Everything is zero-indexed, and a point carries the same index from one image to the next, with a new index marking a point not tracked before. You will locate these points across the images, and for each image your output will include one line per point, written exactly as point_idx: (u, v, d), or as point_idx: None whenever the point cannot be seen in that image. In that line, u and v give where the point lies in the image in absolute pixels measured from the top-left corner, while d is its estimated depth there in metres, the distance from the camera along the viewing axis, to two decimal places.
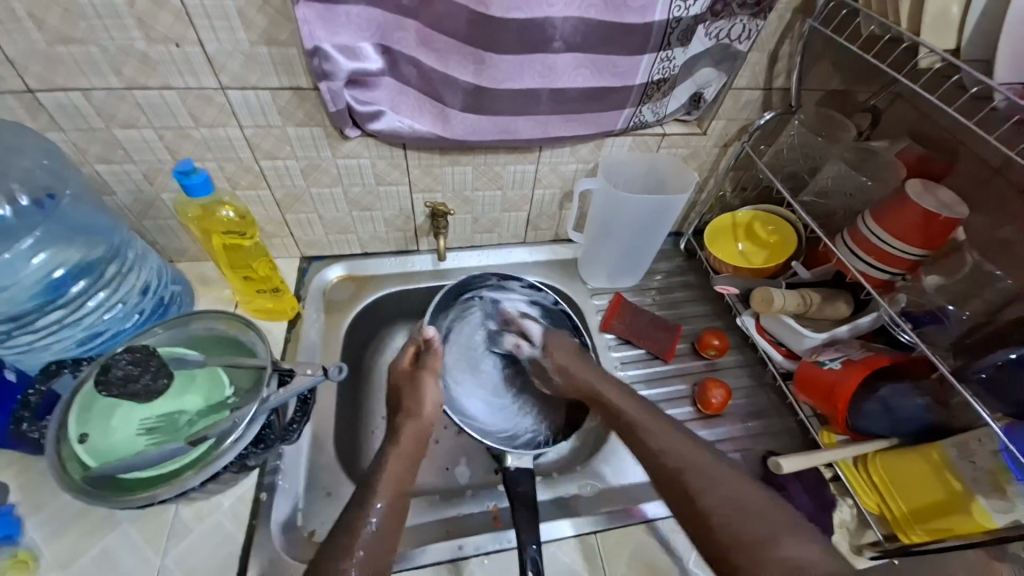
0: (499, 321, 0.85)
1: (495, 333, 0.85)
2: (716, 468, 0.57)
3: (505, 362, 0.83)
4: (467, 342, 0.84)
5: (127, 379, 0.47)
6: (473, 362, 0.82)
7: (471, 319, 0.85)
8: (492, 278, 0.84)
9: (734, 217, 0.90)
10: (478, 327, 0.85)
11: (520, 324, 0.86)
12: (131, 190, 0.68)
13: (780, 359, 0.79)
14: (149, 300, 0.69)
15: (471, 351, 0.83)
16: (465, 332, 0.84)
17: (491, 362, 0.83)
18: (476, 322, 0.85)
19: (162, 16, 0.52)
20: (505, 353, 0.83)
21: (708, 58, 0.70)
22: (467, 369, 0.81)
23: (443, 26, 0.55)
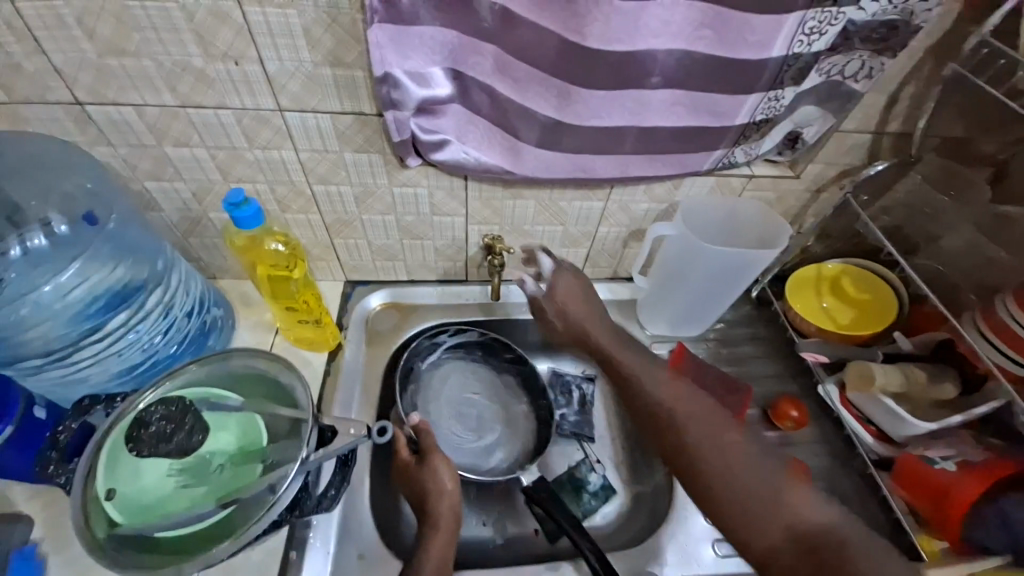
0: (446, 372, 0.81)
1: (447, 383, 0.80)
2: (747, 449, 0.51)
3: (471, 406, 0.80)
4: (437, 407, 0.78)
5: (160, 437, 0.52)
6: (450, 428, 0.77)
7: (428, 381, 0.79)
8: (422, 339, 0.79)
9: (821, 269, 0.81)
10: (431, 390, 0.79)
11: (459, 368, 0.82)
12: (178, 208, 0.64)
13: (871, 441, 0.71)
14: (192, 325, 0.65)
15: (446, 412, 0.78)
16: (425, 403, 0.78)
17: (462, 413, 0.79)
18: (432, 388, 0.79)
19: (223, 32, 0.48)
20: (464, 399, 0.80)
21: (812, 97, 0.60)
22: (452, 434, 0.77)
23: (527, 54, 0.48)
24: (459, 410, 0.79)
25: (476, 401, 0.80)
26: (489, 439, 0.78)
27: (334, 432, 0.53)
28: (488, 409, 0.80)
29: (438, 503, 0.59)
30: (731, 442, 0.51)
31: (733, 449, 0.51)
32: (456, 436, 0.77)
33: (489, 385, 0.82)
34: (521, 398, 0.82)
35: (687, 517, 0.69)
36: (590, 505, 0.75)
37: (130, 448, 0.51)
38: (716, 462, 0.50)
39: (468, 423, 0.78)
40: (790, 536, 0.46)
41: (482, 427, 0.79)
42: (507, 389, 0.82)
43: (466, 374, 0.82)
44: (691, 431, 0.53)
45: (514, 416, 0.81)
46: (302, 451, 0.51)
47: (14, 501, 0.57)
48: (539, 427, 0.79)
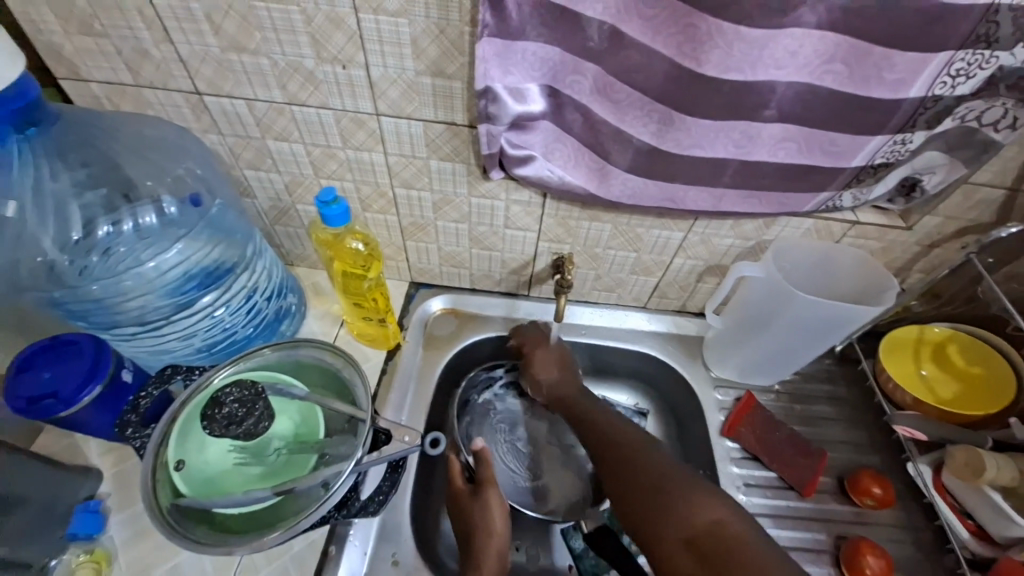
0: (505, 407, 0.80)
1: (506, 419, 0.80)
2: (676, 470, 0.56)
3: (529, 445, 0.79)
4: (495, 442, 0.78)
5: (231, 420, 0.50)
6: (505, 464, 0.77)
7: (486, 414, 0.79)
8: (482, 373, 0.79)
9: (924, 331, 0.73)
10: (490, 424, 0.79)
11: (519, 405, 0.81)
12: (271, 197, 0.68)
13: (966, 536, 0.63)
14: (270, 309, 0.69)
15: (501, 447, 0.78)
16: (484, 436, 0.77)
17: (519, 451, 0.78)
18: (491, 422, 0.79)
19: (336, 37, 0.50)
20: (522, 438, 0.79)
21: (941, 142, 0.53)
22: (507, 471, 0.76)
23: (632, 76, 0.47)
24: (516, 448, 0.78)
25: (534, 441, 0.79)
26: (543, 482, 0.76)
27: (388, 435, 0.54)
28: (544, 450, 0.79)
29: (485, 540, 0.58)
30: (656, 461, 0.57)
31: (658, 467, 0.56)
32: (510, 472, 0.76)
33: (546, 427, 0.80)
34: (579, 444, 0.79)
35: None
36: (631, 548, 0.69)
37: (204, 427, 0.50)
38: (639, 473, 0.56)
39: (523, 463, 0.77)
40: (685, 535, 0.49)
41: (538, 468, 0.77)
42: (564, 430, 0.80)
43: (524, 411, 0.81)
44: (630, 452, 0.60)
45: (572, 461, 0.78)
46: (358, 451, 0.51)
47: (89, 456, 0.62)
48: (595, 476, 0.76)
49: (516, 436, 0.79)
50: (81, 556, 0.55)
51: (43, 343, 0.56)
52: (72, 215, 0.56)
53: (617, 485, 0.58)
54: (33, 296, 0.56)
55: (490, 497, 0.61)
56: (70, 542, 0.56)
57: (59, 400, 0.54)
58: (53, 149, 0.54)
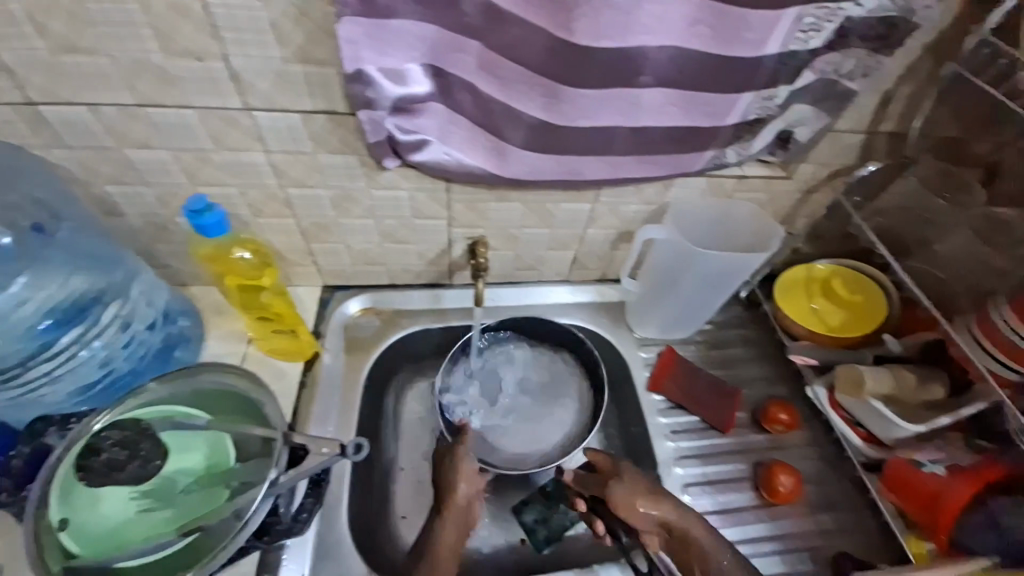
0: (510, 365, 0.81)
1: (510, 378, 0.80)
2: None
3: (527, 404, 0.79)
4: (492, 400, 0.79)
5: (113, 465, 0.49)
6: (519, 439, 0.77)
7: (488, 374, 0.80)
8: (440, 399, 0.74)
9: (811, 269, 0.81)
10: (489, 382, 0.79)
11: (527, 365, 0.81)
12: (143, 213, 0.60)
13: (859, 443, 0.71)
14: (155, 338, 0.62)
15: (499, 429, 0.77)
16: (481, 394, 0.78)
17: (516, 408, 0.79)
18: (490, 383, 0.79)
19: (184, 27, 0.44)
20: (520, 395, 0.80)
21: (807, 96, 0.58)
22: (526, 438, 0.77)
23: (515, 52, 0.46)
24: (511, 406, 0.79)
25: (531, 400, 0.80)
26: (533, 440, 0.77)
27: (307, 450, 0.51)
28: (540, 411, 0.79)
29: (452, 497, 0.64)
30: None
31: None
32: (528, 434, 0.77)
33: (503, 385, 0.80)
34: (580, 402, 0.79)
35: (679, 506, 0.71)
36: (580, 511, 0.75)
37: (80, 477, 0.47)
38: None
39: (515, 420, 0.78)
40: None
41: (529, 426, 0.78)
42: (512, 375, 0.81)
43: (532, 370, 0.81)
44: None
45: (567, 419, 0.78)
46: (272, 472, 0.48)
47: None
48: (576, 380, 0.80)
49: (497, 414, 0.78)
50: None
51: None
52: None
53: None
54: None
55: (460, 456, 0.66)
56: None
57: None
58: None
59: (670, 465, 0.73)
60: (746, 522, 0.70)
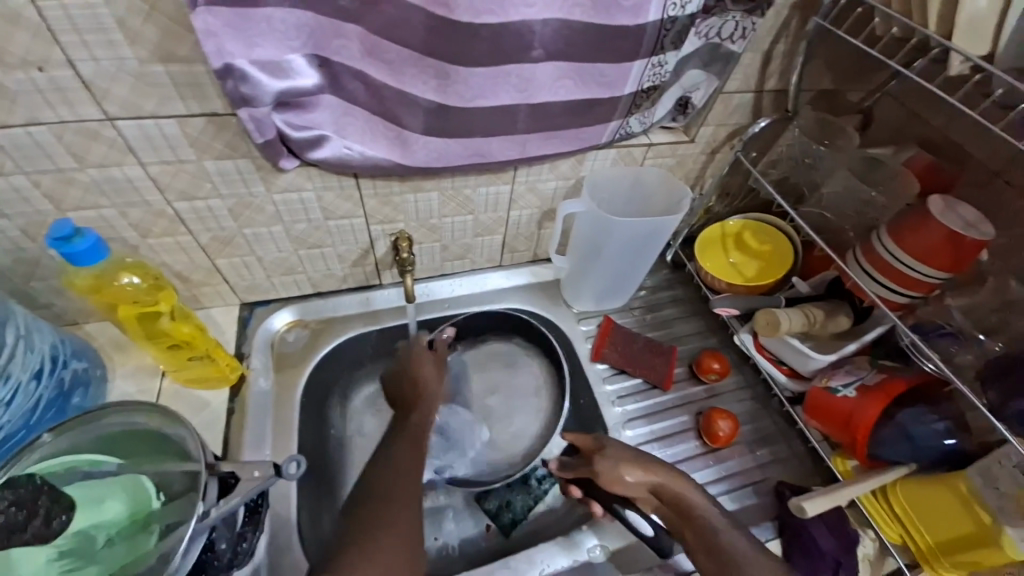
0: (484, 364, 0.85)
1: (483, 378, 0.84)
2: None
3: (496, 401, 0.83)
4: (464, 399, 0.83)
5: (12, 527, 0.43)
6: (509, 437, 0.81)
7: (463, 375, 0.84)
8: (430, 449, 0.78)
9: (724, 226, 0.85)
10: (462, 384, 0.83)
11: (501, 366, 0.85)
12: (7, 250, 0.53)
13: (784, 379, 0.77)
14: (48, 386, 0.56)
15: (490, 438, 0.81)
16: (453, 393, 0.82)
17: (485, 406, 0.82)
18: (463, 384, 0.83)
19: (9, 33, 0.39)
20: (491, 393, 0.83)
21: (696, 60, 0.61)
22: (514, 431, 0.81)
23: (397, 33, 0.44)
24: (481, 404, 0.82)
25: (501, 399, 0.83)
26: (495, 436, 0.81)
27: (237, 478, 0.47)
28: (508, 410, 0.83)
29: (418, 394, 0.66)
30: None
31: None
32: (512, 427, 0.82)
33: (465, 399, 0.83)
34: (539, 379, 0.84)
35: None
36: (542, 489, 0.75)
37: None
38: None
39: (482, 416, 0.82)
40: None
41: (494, 423, 0.82)
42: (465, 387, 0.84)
43: (505, 370, 0.85)
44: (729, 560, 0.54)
45: (536, 399, 0.83)
46: (200, 505, 0.44)
47: None
48: (527, 361, 0.85)
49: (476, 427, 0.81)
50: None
51: None
52: None
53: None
54: None
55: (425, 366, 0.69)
56: None
57: None
58: None
59: (620, 427, 0.76)
60: (694, 469, 0.74)
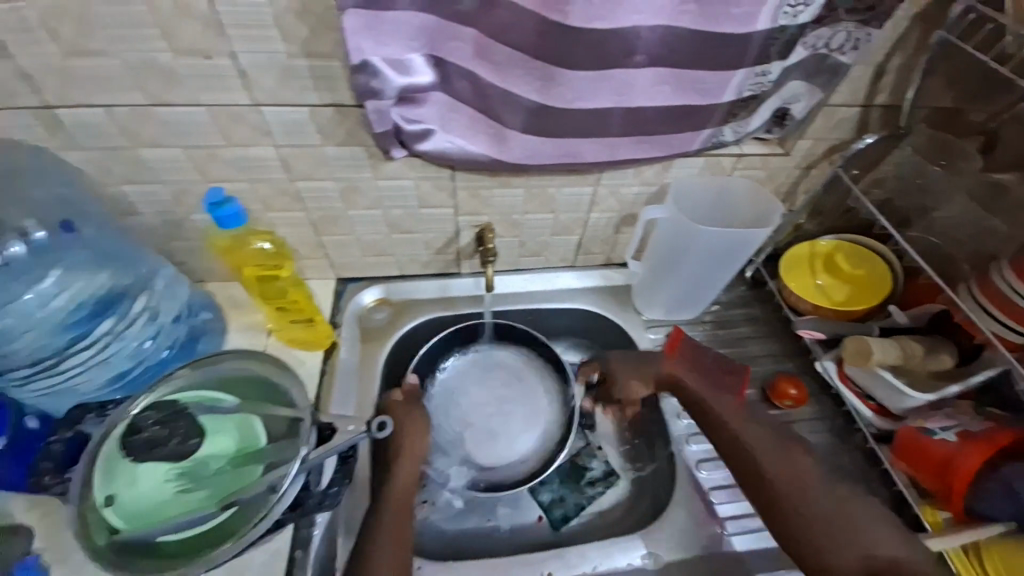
0: (462, 377, 0.80)
1: (466, 394, 0.79)
2: (798, 464, 0.60)
3: (492, 409, 0.79)
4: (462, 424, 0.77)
5: (154, 442, 0.53)
6: (530, 421, 0.78)
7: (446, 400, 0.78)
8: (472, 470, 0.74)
9: (814, 246, 0.81)
10: (450, 408, 0.78)
11: (477, 375, 0.81)
12: (159, 212, 0.62)
13: (870, 415, 0.72)
14: (181, 330, 0.65)
15: (518, 435, 0.77)
16: (450, 427, 0.76)
17: (485, 418, 0.78)
18: (450, 408, 0.78)
19: (190, 26, 0.46)
20: (485, 405, 0.79)
21: (799, 72, 0.59)
22: (534, 416, 0.78)
23: (508, 36, 0.47)
24: (482, 415, 0.78)
25: (496, 403, 0.79)
26: (515, 433, 0.77)
27: (334, 430, 0.54)
28: (513, 406, 0.79)
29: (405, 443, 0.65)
30: (811, 479, 0.59)
31: (792, 474, 0.59)
32: (525, 408, 0.79)
33: (466, 417, 0.77)
34: (521, 359, 0.82)
35: (687, 477, 0.71)
36: (595, 492, 0.77)
37: (126, 454, 0.52)
38: (796, 499, 0.58)
39: (484, 432, 0.77)
40: (864, 561, 0.54)
41: (508, 422, 0.78)
42: (453, 408, 0.78)
43: (485, 375, 0.81)
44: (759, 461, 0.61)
45: (528, 374, 0.81)
46: (302, 450, 0.52)
47: (11, 514, 0.59)
48: (498, 353, 0.82)
49: (494, 432, 0.77)
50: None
51: None
52: None
53: (746, 481, 0.62)
54: None
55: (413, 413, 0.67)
56: None
57: None
58: None
59: (683, 441, 0.73)
60: None
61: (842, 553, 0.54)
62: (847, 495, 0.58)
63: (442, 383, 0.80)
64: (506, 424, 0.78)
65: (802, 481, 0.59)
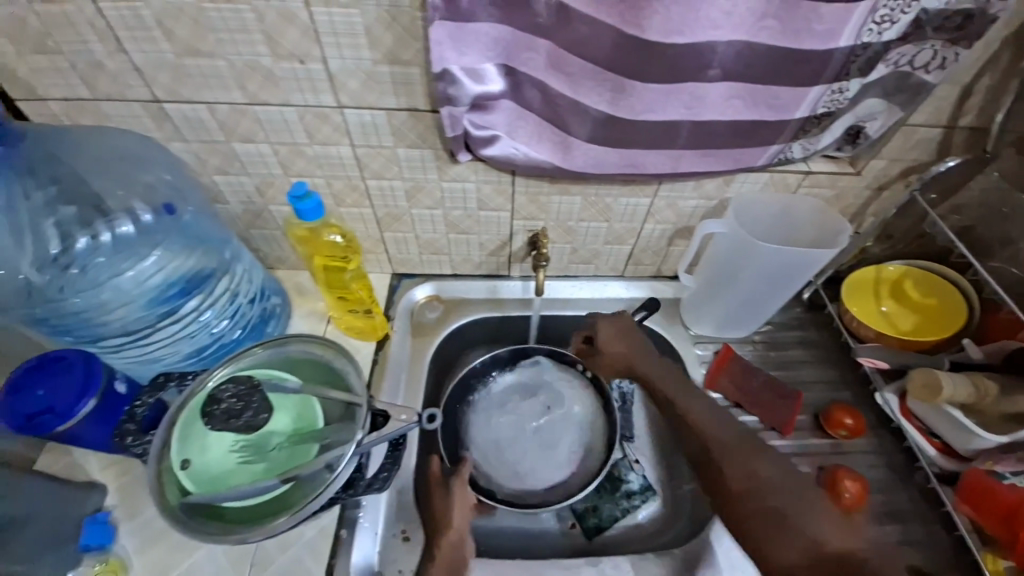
0: (488, 410, 0.78)
1: (493, 431, 0.76)
2: (758, 464, 0.60)
3: (524, 428, 0.76)
4: (508, 455, 0.74)
5: (230, 414, 0.55)
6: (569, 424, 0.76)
7: (484, 437, 0.76)
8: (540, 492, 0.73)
9: (881, 271, 0.78)
10: (492, 448, 0.75)
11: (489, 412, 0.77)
12: (243, 201, 0.68)
13: (933, 453, 0.68)
14: (254, 311, 0.70)
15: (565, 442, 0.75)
16: (505, 467, 0.74)
17: (523, 438, 0.75)
18: (490, 442, 0.75)
19: (290, 32, 0.50)
20: (517, 429, 0.76)
21: (877, 89, 0.57)
22: (571, 424, 0.76)
23: (583, 48, 0.49)
24: (525, 437, 0.76)
25: (524, 422, 0.76)
26: (561, 442, 0.75)
27: (387, 416, 0.57)
28: (542, 414, 0.76)
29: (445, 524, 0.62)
30: (769, 478, 0.58)
31: (746, 470, 0.59)
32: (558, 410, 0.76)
33: (509, 444, 0.75)
34: (534, 370, 0.80)
35: None
36: (630, 505, 0.76)
37: (205, 422, 0.55)
38: (753, 498, 0.58)
39: (534, 450, 0.75)
40: (810, 554, 0.52)
41: (550, 431, 0.76)
42: (491, 439, 0.75)
43: (507, 398, 0.78)
44: (725, 465, 0.61)
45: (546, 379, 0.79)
46: (358, 434, 0.54)
47: (92, 469, 0.65)
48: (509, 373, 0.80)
49: (541, 446, 0.75)
50: (96, 567, 0.59)
51: (32, 362, 0.56)
52: (46, 231, 0.56)
53: (709, 473, 0.62)
54: (15, 315, 0.57)
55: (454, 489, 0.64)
56: (84, 553, 0.59)
57: (57, 414, 0.54)
58: (23, 167, 0.54)
59: None
60: None
61: (789, 547, 0.53)
62: (813, 497, 0.56)
63: (473, 436, 0.76)
64: (547, 437, 0.75)
65: (758, 476, 0.59)
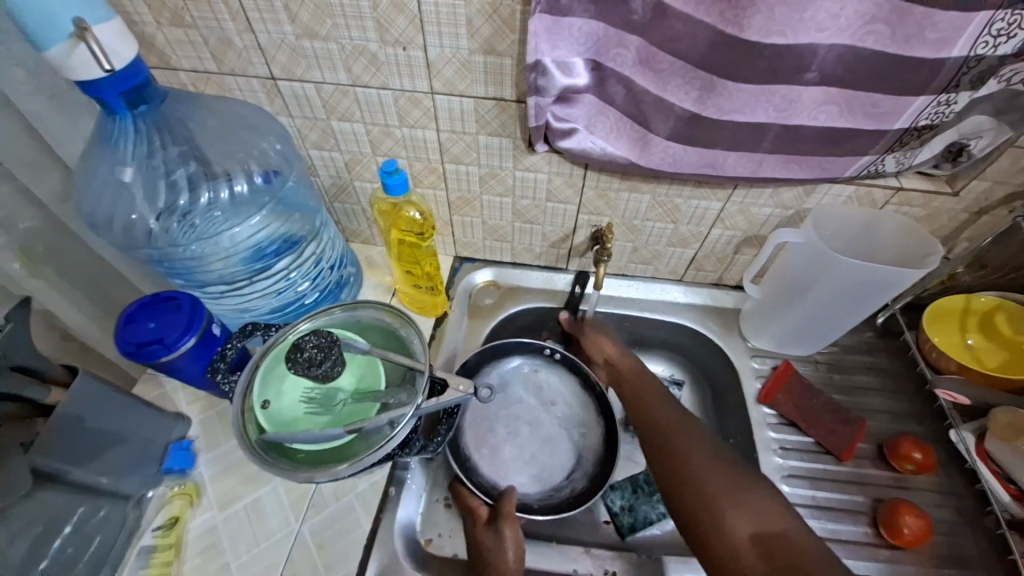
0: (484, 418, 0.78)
1: (500, 443, 0.76)
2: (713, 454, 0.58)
3: (526, 435, 0.78)
4: (521, 460, 0.76)
5: (312, 362, 0.56)
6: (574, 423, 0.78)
7: (490, 444, 0.76)
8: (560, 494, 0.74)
9: (971, 301, 0.73)
10: (508, 460, 0.76)
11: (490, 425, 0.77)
12: (332, 174, 0.74)
13: (1006, 498, 0.63)
14: (331, 276, 0.77)
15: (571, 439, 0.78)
16: (522, 476, 0.75)
17: (529, 444, 0.77)
18: (498, 447, 0.76)
19: (399, 20, 0.54)
20: (523, 433, 0.78)
21: (988, 105, 0.53)
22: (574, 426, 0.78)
23: (674, 46, 0.49)
24: (532, 441, 0.77)
25: (533, 433, 0.78)
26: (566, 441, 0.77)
27: (446, 385, 0.60)
28: (550, 425, 0.78)
29: (494, 560, 0.60)
30: (703, 454, 0.58)
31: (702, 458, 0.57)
32: (558, 408, 0.79)
33: (520, 447, 0.77)
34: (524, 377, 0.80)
35: None
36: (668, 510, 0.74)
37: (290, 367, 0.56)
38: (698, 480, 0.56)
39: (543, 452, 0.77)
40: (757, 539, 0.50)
41: (555, 431, 0.78)
42: (498, 444, 0.76)
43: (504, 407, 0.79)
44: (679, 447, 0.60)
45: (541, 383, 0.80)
46: (418, 398, 0.58)
47: (181, 403, 0.73)
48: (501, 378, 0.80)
49: (550, 444, 0.77)
50: (175, 488, 0.66)
51: (147, 300, 0.62)
52: (175, 183, 0.63)
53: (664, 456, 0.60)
54: (140, 253, 0.64)
55: (505, 529, 0.63)
56: (166, 474, 0.66)
57: (164, 346, 0.59)
58: (164, 125, 0.60)
59: (778, 478, 0.70)
60: (856, 557, 0.65)
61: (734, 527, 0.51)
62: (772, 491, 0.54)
63: (480, 445, 0.76)
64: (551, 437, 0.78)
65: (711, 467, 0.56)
